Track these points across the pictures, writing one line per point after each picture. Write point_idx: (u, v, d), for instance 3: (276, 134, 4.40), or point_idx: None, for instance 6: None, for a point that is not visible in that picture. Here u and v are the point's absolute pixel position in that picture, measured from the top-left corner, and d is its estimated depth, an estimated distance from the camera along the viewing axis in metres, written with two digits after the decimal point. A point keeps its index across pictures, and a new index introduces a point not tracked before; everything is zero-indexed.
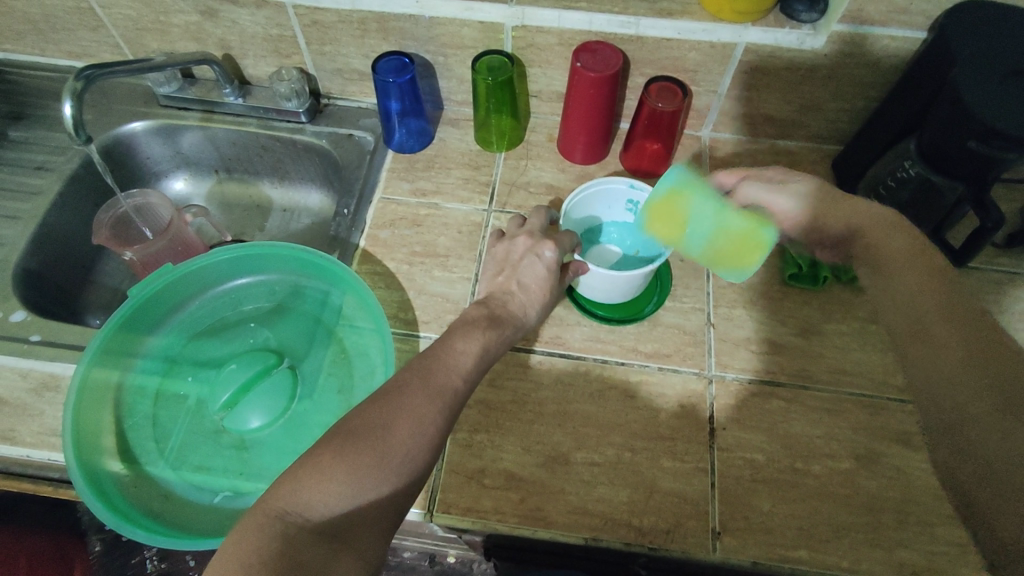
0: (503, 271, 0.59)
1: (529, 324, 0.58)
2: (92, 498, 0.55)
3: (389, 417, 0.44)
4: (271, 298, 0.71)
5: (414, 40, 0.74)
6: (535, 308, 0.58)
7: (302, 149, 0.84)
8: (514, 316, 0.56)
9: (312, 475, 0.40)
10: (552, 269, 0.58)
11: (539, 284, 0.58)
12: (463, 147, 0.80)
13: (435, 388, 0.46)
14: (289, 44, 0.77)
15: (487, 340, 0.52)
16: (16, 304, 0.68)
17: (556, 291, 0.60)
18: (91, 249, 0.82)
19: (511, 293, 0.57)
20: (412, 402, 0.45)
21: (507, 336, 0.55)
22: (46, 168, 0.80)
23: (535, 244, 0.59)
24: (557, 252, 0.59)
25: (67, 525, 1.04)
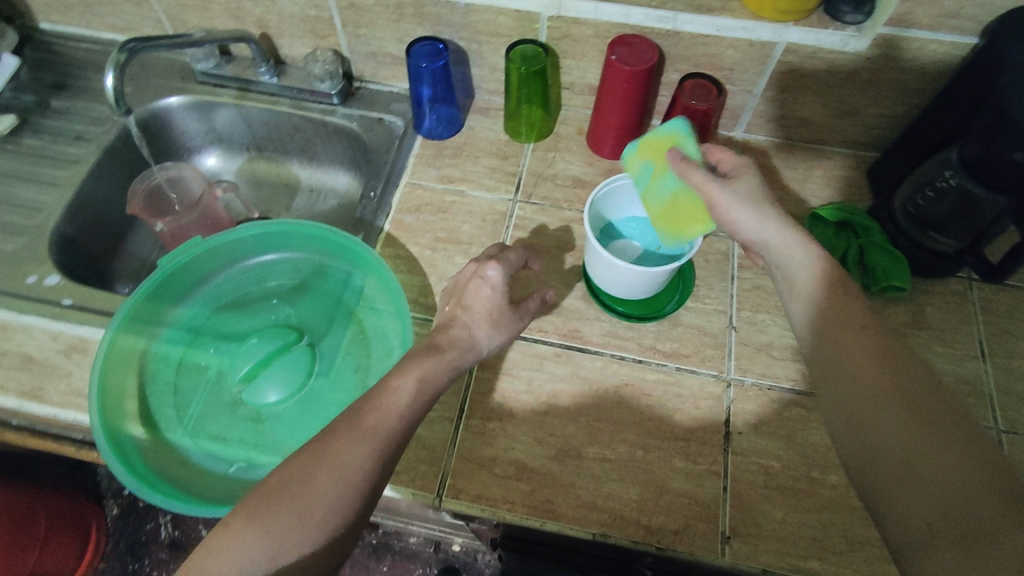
0: (451, 299, 0.60)
1: (480, 346, 0.56)
2: (113, 460, 0.56)
3: (311, 467, 0.44)
4: (295, 275, 0.71)
5: (448, 27, 0.74)
6: (482, 330, 0.57)
7: (333, 132, 0.85)
8: (456, 341, 0.55)
9: (226, 541, 0.42)
10: (497, 285, 0.59)
11: (485, 304, 0.58)
12: (492, 136, 0.80)
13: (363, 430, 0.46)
14: (325, 25, 0.77)
15: (425, 371, 0.51)
16: (50, 267, 0.71)
17: (508, 314, 0.59)
18: (124, 219, 0.84)
19: (455, 316, 0.58)
20: (337, 451, 0.45)
21: (449, 362, 0.53)
22: (84, 137, 0.81)
23: (479, 267, 0.60)
24: (501, 271, 0.60)
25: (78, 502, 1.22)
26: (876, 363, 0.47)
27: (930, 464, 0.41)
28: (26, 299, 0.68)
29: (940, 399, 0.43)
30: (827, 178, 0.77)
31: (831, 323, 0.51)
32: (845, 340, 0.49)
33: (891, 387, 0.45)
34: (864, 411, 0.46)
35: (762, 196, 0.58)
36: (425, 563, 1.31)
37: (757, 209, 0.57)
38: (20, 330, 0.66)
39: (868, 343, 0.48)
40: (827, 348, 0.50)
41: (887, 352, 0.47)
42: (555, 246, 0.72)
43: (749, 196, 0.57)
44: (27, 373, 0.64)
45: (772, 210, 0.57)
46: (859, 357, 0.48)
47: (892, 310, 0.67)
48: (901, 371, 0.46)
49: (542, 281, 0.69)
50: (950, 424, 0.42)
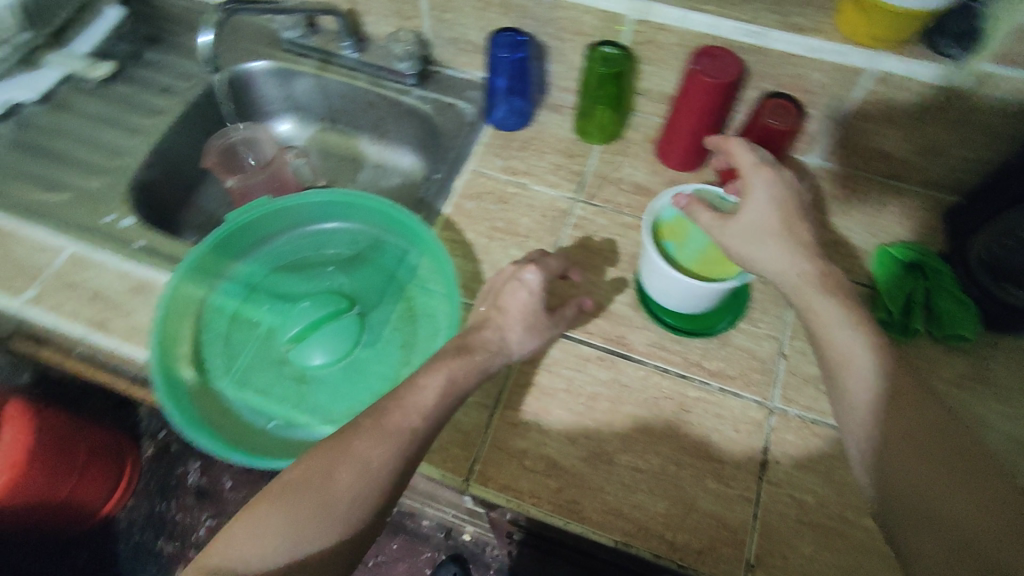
0: (486, 300, 0.60)
1: (510, 349, 0.56)
2: (164, 400, 0.58)
3: (334, 462, 0.46)
4: (352, 247, 0.72)
5: (532, 20, 0.74)
6: (516, 333, 0.57)
7: (405, 112, 0.86)
8: (487, 343, 0.55)
9: (248, 532, 0.44)
10: (534, 291, 0.58)
11: (520, 309, 0.57)
12: (560, 134, 0.80)
13: (388, 430, 0.47)
14: (412, 6, 0.79)
15: (453, 372, 0.52)
16: (126, 209, 0.74)
17: (542, 320, 0.59)
18: (197, 172, 0.87)
19: (489, 318, 0.57)
20: (361, 446, 0.46)
21: (480, 364, 0.54)
22: (170, 90, 0.85)
23: (517, 269, 0.59)
24: (540, 276, 0.58)
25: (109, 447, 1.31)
26: (920, 409, 0.46)
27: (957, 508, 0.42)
28: (101, 236, 0.72)
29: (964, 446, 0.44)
30: (900, 216, 0.74)
31: (863, 355, 0.49)
32: (884, 376, 0.47)
33: (920, 427, 0.45)
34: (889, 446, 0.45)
35: (774, 229, 0.55)
36: (435, 546, 1.33)
37: (766, 243, 0.55)
38: (94, 265, 0.70)
39: (912, 387, 0.47)
40: (859, 381, 0.48)
41: (929, 400, 0.46)
42: (611, 250, 0.71)
43: (757, 232, 0.56)
44: (95, 306, 0.67)
45: (777, 243, 0.55)
46: (903, 399, 0.46)
47: (954, 360, 0.64)
48: (929, 410, 0.46)
49: (594, 283, 0.69)
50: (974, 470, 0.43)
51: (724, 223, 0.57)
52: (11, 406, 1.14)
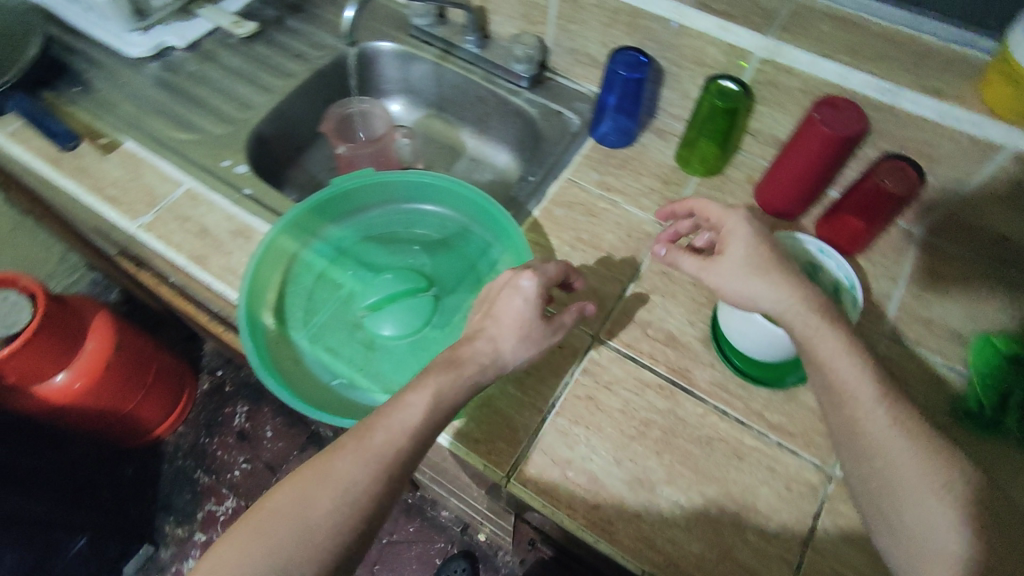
0: (482, 308, 0.58)
1: (503, 359, 0.54)
2: (246, 339, 0.61)
3: (312, 488, 0.46)
4: (441, 231, 0.74)
5: (654, 43, 0.75)
6: (509, 344, 0.55)
7: (512, 111, 0.89)
8: (478, 356, 0.53)
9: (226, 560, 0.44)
10: (530, 298, 0.55)
11: (514, 317, 0.55)
12: (661, 160, 0.80)
13: (366, 451, 0.48)
14: (540, 12, 0.82)
15: (440, 387, 0.51)
16: (243, 158, 0.80)
17: (539, 328, 0.56)
18: (309, 136, 0.92)
19: (483, 327, 0.56)
20: (341, 469, 0.47)
21: (468, 379, 0.52)
22: (303, 57, 0.90)
23: (513, 276, 0.57)
24: (536, 283, 0.57)
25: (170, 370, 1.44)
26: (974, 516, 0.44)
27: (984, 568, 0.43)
28: (217, 179, 0.77)
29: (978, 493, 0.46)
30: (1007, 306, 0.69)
31: (904, 449, 0.47)
32: (915, 448, 0.46)
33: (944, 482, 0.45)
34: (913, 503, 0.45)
35: (756, 259, 0.54)
36: (450, 537, 1.35)
37: (757, 278, 0.53)
38: (206, 203, 0.75)
39: (948, 473, 0.46)
40: (899, 475, 0.46)
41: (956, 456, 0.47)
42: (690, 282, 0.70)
43: (741, 266, 0.54)
44: (200, 240, 0.72)
45: (773, 276, 0.53)
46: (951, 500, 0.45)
47: None
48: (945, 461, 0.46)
49: (668, 312, 0.68)
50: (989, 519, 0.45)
51: (707, 266, 0.56)
52: (99, 317, 1.24)
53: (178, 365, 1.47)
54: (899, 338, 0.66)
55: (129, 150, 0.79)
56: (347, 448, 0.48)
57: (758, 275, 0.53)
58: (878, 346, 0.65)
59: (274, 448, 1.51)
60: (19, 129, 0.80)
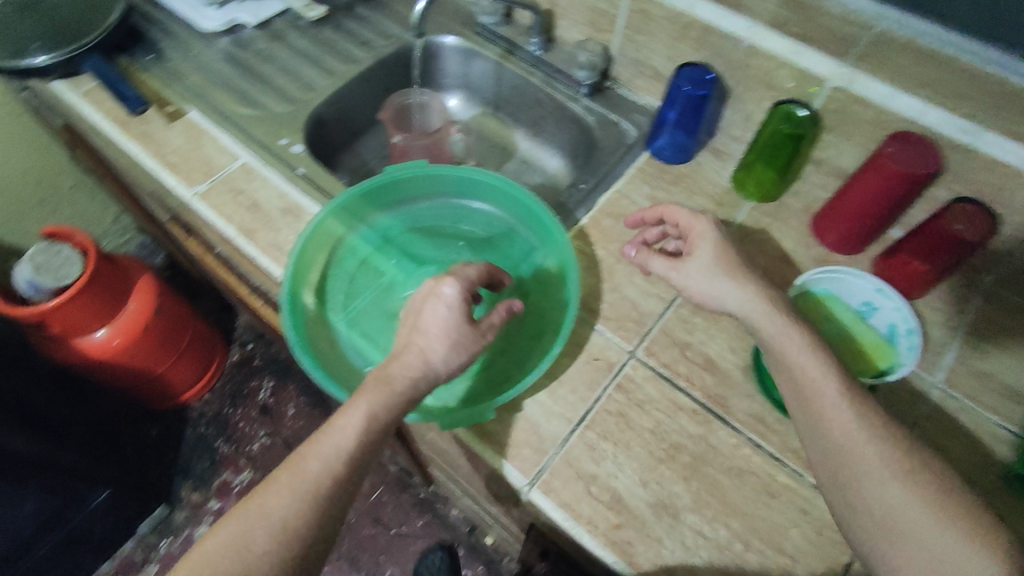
0: (407, 322, 0.57)
1: (434, 369, 0.54)
2: (286, 318, 0.62)
3: (249, 525, 0.48)
4: (487, 229, 0.74)
5: (723, 61, 0.74)
6: (436, 352, 0.54)
7: (568, 117, 0.89)
8: (407, 370, 0.53)
9: None
10: (452, 305, 0.55)
11: (440, 328, 0.55)
12: (716, 181, 0.79)
13: (297, 482, 0.49)
14: (608, 21, 0.81)
15: (373, 406, 0.52)
16: (300, 138, 0.81)
17: (466, 333, 0.55)
18: (365, 123, 0.93)
19: (411, 339, 0.55)
20: (273, 502, 0.48)
21: (402, 393, 0.53)
22: (368, 44, 0.91)
23: (435, 285, 0.56)
24: (458, 289, 0.56)
25: (205, 340, 1.48)
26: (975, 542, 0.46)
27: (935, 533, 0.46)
28: (274, 156, 0.78)
29: (924, 464, 0.50)
30: None
31: (865, 448, 0.50)
32: (866, 431, 0.51)
33: (890, 453, 0.50)
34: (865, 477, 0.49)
35: (722, 262, 0.61)
36: (456, 537, 1.36)
37: (724, 279, 0.60)
38: (260, 178, 0.76)
39: (896, 450, 0.50)
40: (892, 509, 0.48)
41: (899, 432, 0.51)
42: None
43: (709, 268, 0.61)
44: (251, 214, 0.73)
45: (737, 278, 0.60)
46: (946, 528, 0.46)
47: None
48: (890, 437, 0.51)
49: (709, 336, 0.66)
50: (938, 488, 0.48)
51: (677, 266, 0.63)
52: (144, 279, 1.28)
53: (211, 336, 1.51)
54: (951, 391, 0.63)
55: (192, 120, 0.81)
56: (280, 479, 0.50)
57: (724, 279, 0.60)
58: (929, 397, 0.62)
59: (294, 426, 1.53)
60: (93, 90, 0.83)
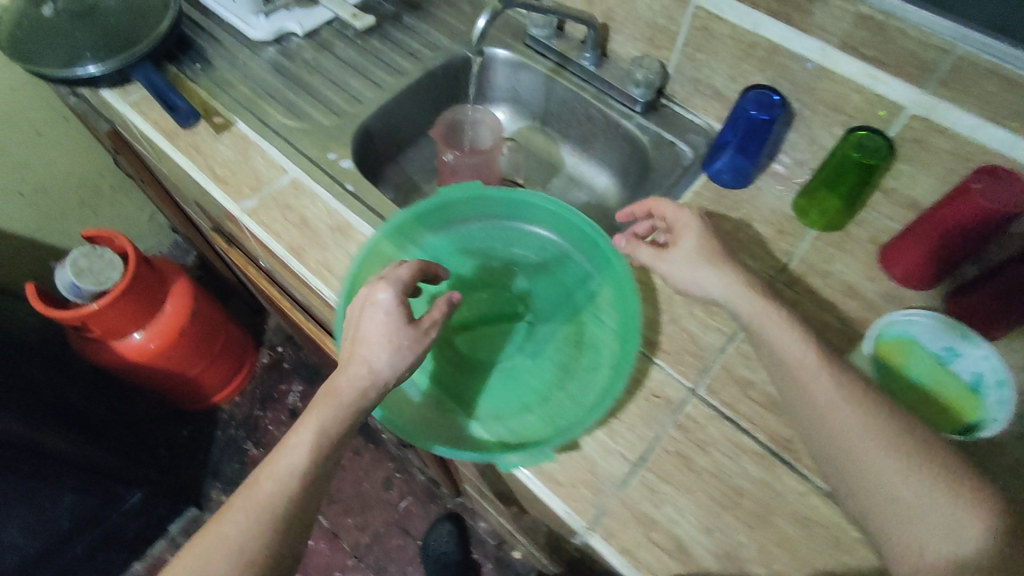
0: (349, 336, 0.58)
1: (380, 374, 0.55)
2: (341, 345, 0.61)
3: (208, 549, 0.50)
4: (540, 253, 0.72)
5: (791, 83, 0.70)
6: (378, 357, 0.55)
7: (621, 136, 0.87)
8: (352, 382, 0.55)
9: None
10: (387, 309, 0.56)
11: (381, 332, 0.56)
12: (777, 207, 0.76)
13: (251, 506, 0.51)
14: (667, 37, 0.78)
15: (323, 422, 0.54)
16: (348, 152, 0.79)
17: (408, 334, 0.56)
18: (410, 136, 0.91)
19: (354, 350, 0.56)
20: (229, 529, 0.51)
21: (350, 405, 0.55)
22: (417, 55, 0.89)
23: (370, 292, 0.58)
24: (393, 293, 0.57)
25: (237, 345, 1.48)
26: (972, 512, 0.46)
27: (927, 506, 0.47)
28: (322, 171, 0.77)
29: (919, 437, 0.49)
30: None
31: (857, 421, 0.50)
32: (857, 409, 0.50)
33: (886, 427, 0.49)
34: (858, 451, 0.49)
35: (707, 250, 0.63)
36: (483, 551, 1.38)
37: (706, 267, 0.61)
38: (309, 194, 0.75)
39: (891, 426, 0.50)
40: (893, 482, 0.48)
41: (889, 408, 0.51)
42: None
43: (692, 257, 0.63)
44: (299, 231, 0.72)
45: (716, 266, 0.61)
46: (944, 498, 0.47)
47: None
48: (884, 411, 0.50)
49: None
50: (936, 463, 0.48)
51: (662, 255, 0.64)
52: (179, 284, 1.28)
53: (242, 340, 1.51)
54: None
55: (240, 131, 0.80)
56: (235, 505, 0.52)
57: (703, 268, 0.62)
58: None
59: None
60: (142, 99, 0.83)
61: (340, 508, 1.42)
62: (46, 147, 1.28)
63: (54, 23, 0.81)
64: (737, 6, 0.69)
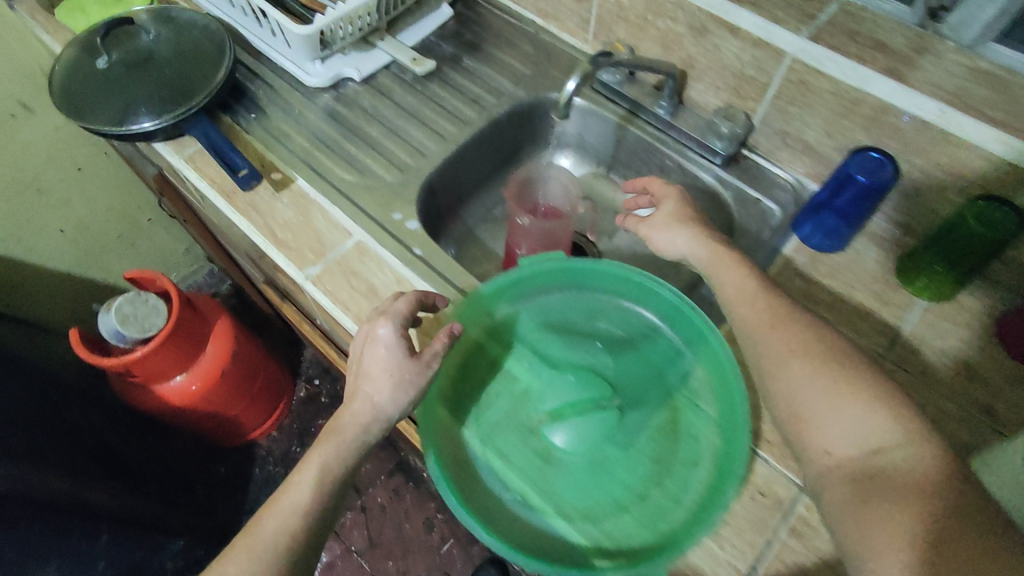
0: (354, 369, 0.62)
1: (383, 410, 0.59)
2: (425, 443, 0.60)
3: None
4: (626, 327, 0.67)
5: (899, 144, 0.65)
6: (382, 394, 0.59)
7: (698, 189, 0.82)
8: (355, 418, 0.59)
9: None
10: (388, 343, 0.59)
11: (384, 366, 0.59)
12: (876, 273, 0.71)
13: (255, 545, 0.56)
14: (754, 88, 0.73)
15: (325, 460, 0.59)
16: (413, 212, 0.75)
17: (411, 368, 0.59)
18: (471, 186, 0.87)
19: (360, 383, 0.60)
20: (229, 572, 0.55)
21: (349, 441, 0.59)
22: (479, 102, 0.85)
23: (370, 328, 0.61)
24: (393, 328, 0.61)
25: (276, 385, 1.46)
26: (889, 420, 0.50)
27: (841, 415, 0.51)
28: (389, 232, 0.73)
29: (844, 357, 0.53)
30: None
31: (780, 340, 0.56)
32: (780, 331, 0.56)
33: (809, 347, 0.54)
34: (778, 364, 0.55)
35: (681, 214, 0.68)
36: None
37: (678, 227, 0.67)
38: (374, 258, 0.71)
39: (812, 345, 0.54)
40: (808, 393, 0.52)
41: (815, 332, 0.56)
42: None
43: (666, 220, 0.68)
44: (368, 301, 0.68)
45: (688, 228, 0.67)
46: (859, 408, 0.50)
47: None
48: (808, 335, 0.55)
49: None
50: (858, 381, 0.52)
51: (644, 222, 0.70)
52: (222, 324, 1.25)
53: (280, 376, 1.48)
54: None
55: (300, 189, 0.76)
56: (239, 545, 0.57)
57: (676, 231, 0.67)
58: None
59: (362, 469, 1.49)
60: (197, 153, 0.79)
61: (381, 552, 1.41)
62: (86, 183, 1.26)
63: (109, 76, 0.78)
64: (842, 61, 0.63)
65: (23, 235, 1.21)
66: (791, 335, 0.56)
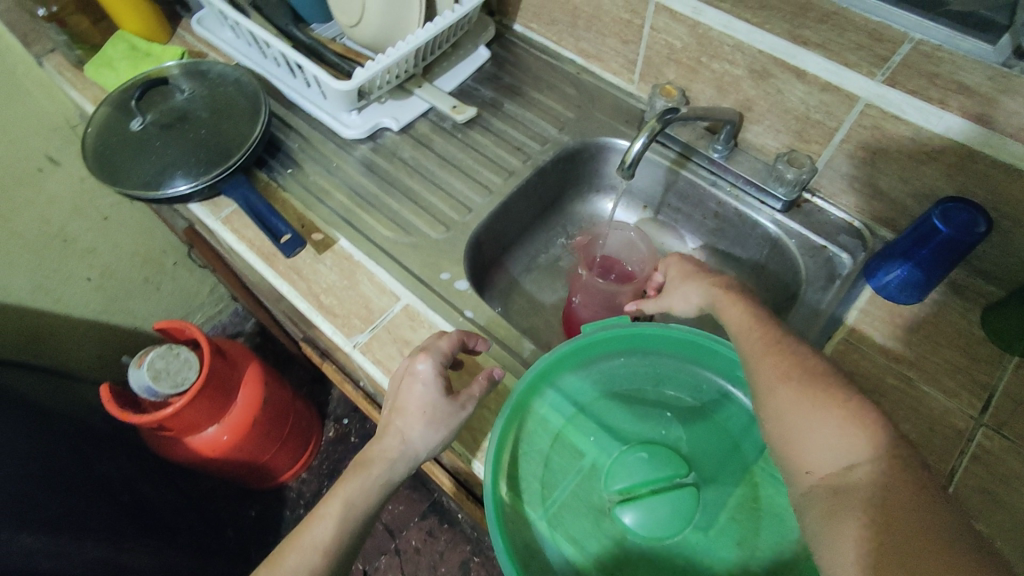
0: (388, 402, 0.59)
1: (413, 450, 0.56)
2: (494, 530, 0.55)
3: None
4: (696, 394, 0.63)
5: (989, 194, 0.60)
6: (414, 433, 0.56)
7: (755, 233, 0.78)
8: (385, 453, 0.56)
9: None
10: (427, 381, 0.56)
11: (420, 404, 0.56)
12: (960, 325, 0.67)
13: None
14: (821, 132, 0.69)
15: (350, 497, 0.55)
16: (462, 270, 0.72)
17: (445, 408, 0.56)
18: (514, 236, 0.84)
19: (391, 419, 0.57)
20: None
21: (375, 477, 0.56)
22: (523, 149, 0.82)
23: (409, 362, 0.58)
24: (433, 364, 0.58)
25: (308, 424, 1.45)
26: (870, 435, 0.44)
27: (818, 432, 0.46)
28: (438, 295, 0.70)
29: (828, 376, 0.49)
30: None
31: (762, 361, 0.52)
32: (768, 353, 0.52)
33: (791, 365, 0.50)
34: (760, 386, 0.51)
35: (686, 270, 0.65)
36: None
37: (679, 282, 0.64)
38: (424, 322, 0.68)
39: (794, 364, 0.50)
40: (786, 410, 0.48)
41: (801, 352, 0.51)
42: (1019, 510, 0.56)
43: (674, 279, 0.65)
44: None
45: (693, 281, 0.63)
46: (837, 424, 0.45)
47: None
48: (792, 355, 0.51)
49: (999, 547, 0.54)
50: (841, 397, 0.47)
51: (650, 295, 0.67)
52: (251, 370, 1.22)
53: (309, 420, 1.45)
54: None
55: (343, 250, 0.73)
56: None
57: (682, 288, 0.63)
58: None
59: (393, 511, 1.45)
60: (235, 213, 0.76)
61: None
62: (113, 231, 1.24)
63: (144, 138, 0.76)
64: (924, 107, 0.59)
65: (53, 287, 1.19)
66: (783, 356, 0.51)
